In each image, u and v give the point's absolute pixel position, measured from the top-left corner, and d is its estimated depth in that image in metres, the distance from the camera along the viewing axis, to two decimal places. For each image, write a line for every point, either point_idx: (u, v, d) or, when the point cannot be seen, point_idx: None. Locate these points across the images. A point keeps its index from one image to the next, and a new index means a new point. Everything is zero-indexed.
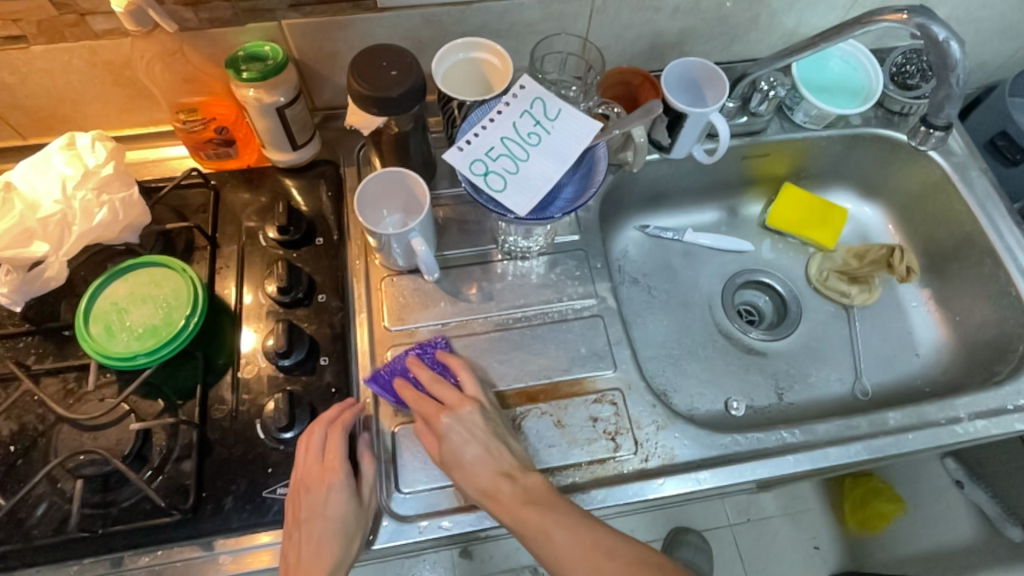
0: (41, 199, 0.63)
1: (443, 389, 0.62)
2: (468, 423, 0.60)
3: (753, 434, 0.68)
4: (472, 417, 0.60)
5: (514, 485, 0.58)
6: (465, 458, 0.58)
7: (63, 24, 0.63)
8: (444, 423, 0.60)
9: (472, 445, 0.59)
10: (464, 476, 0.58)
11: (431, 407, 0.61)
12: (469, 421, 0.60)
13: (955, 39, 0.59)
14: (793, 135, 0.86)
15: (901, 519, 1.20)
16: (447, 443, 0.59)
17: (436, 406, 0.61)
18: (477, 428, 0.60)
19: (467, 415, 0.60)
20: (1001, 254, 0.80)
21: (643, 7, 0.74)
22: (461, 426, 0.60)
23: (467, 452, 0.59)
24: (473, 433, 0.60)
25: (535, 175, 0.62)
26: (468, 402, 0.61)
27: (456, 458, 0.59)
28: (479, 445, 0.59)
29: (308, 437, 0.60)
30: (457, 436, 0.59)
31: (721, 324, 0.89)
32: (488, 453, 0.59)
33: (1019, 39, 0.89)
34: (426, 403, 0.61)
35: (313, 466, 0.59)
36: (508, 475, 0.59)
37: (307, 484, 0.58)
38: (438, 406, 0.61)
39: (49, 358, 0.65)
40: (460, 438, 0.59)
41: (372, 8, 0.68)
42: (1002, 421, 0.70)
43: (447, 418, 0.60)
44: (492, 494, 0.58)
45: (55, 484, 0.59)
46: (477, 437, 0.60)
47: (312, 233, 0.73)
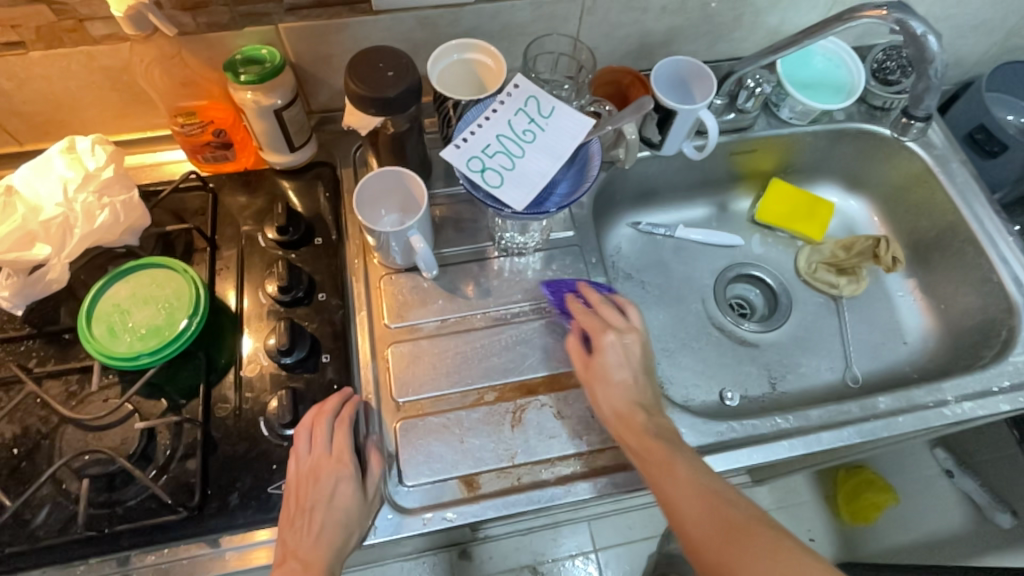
0: (42, 202, 0.64)
1: (609, 313, 0.67)
2: (627, 348, 0.65)
3: (748, 421, 0.70)
4: (634, 346, 0.65)
5: (649, 419, 0.61)
6: (614, 378, 0.63)
7: (61, 29, 0.63)
8: (606, 340, 0.64)
9: (623, 370, 0.64)
10: (604, 391, 0.63)
11: (595, 325, 0.66)
12: (628, 347, 0.65)
13: (932, 33, 0.62)
14: (780, 131, 0.88)
15: (893, 508, 1.22)
16: (602, 358, 0.64)
17: (602, 324, 0.66)
18: (633, 356, 0.65)
19: (631, 341, 0.65)
20: (982, 241, 0.82)
21: (632, 7, 0.76)
22: (620, 350, 0.64)
23: (615, 373, 0.63)
24: (630, 360, 0.64)
25: (531, 171, 0.64)
26: (632, 330, 0.66)
27: (605, 374, 0.64)
28: (629, 372, 0.64)
29: (314, 429, 0.61)
30: (614, 355, 0.64)
31: (714, 316, 0.90)
32: (634, 383, 0.64)
33: (994, 34, 0.92)
34: (590, 320, 0.66)
35: (319, 457, 0.59)
36: (644, 408, 0.62)
37: (315, 474, 0.58)
38: (604, 325, 0.66)
39: (51, 361, 0.65)
40: (616, 358, 0.64)
41: (367, 11, 0.69)
42: (988, 403, 0.72)
43: (610, 337, 0.65)
44: (624, 418, 0.62)
45: (60, 485, 0.59)
46: (631, 364, 0.64)
47: (311, 233, 0.74)
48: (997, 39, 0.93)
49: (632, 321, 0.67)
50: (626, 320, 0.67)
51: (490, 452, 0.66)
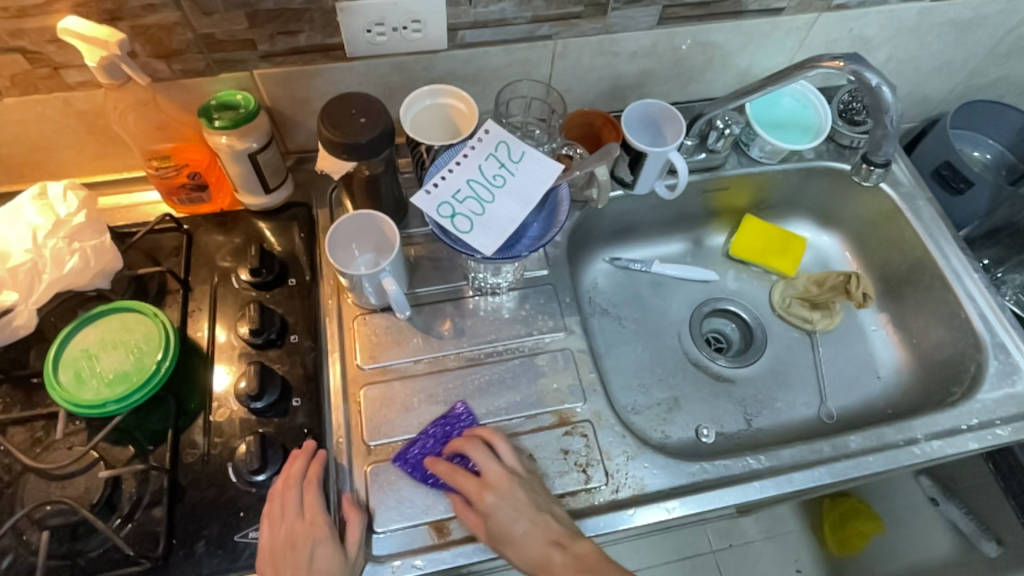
0: (10, 248, 0.64)
1: (482, 464, 0.63)
2: (513, 498, 0.61)
3: (719, 462, 0.70)
4: (516, 493, 0.62)
5: (567, 553, 0.59)
6: (515, 534, 0.60)
7: (37, 76, 0.64)
8: (488, 502, 0.61)
9: (521, 521, 0.60)
10: (515, 551, 0.60)
11: (472, 487, 0.62)
12: (513, 497, 0.61)
13: (886, 83, 0.64)
14: (751, 170, 0.90)
15: (879, 537, 1.19)
16: (492, 523, 0.61)
17: (476, 485, 0.62)
18: (520, 504, 0.61)
19: (511, 489, 0.62)
20: (948, 278, 0.84)
21: (603, 52, 0.78)
22: (503, 506, 0.61)
23: (515, 528, 0.60)
24: (520, 508, 0.61)
25: (501, 216, 0.65)
26: (507, 477, 0.62)
27: (505, 535, 0.60)
28: (527, 519, 0.60)
29: (284, 495, 0.60)
30: (503, 516, 0.60)
31: (690, 352, 0.91)
32: (536, 527, 0.60)
33: (958, 74, 0.95)
34: (467, 484, 0.62)
35: (294, 523, 0.58)
36: (559, 543, 0.60)
37: (292, 540, 0.58)
38: (480, 485, 0.62)
39: (17, 407, 0.64)
40: (507, 512, 0.60)
41: (341, 58, 0.71)
42: (956, 441, 0.72)
43: (490, 497, 0.61)
44: (545, 564, 0.59)
45: (20, 536, 0.58)
46: (523, 512, 0.61)
47: (285, 274, 0.74)
48: (960, 79, 0.96)
49: (504, 463, 0.63)
50: (500, 465, 0.63)
51: None
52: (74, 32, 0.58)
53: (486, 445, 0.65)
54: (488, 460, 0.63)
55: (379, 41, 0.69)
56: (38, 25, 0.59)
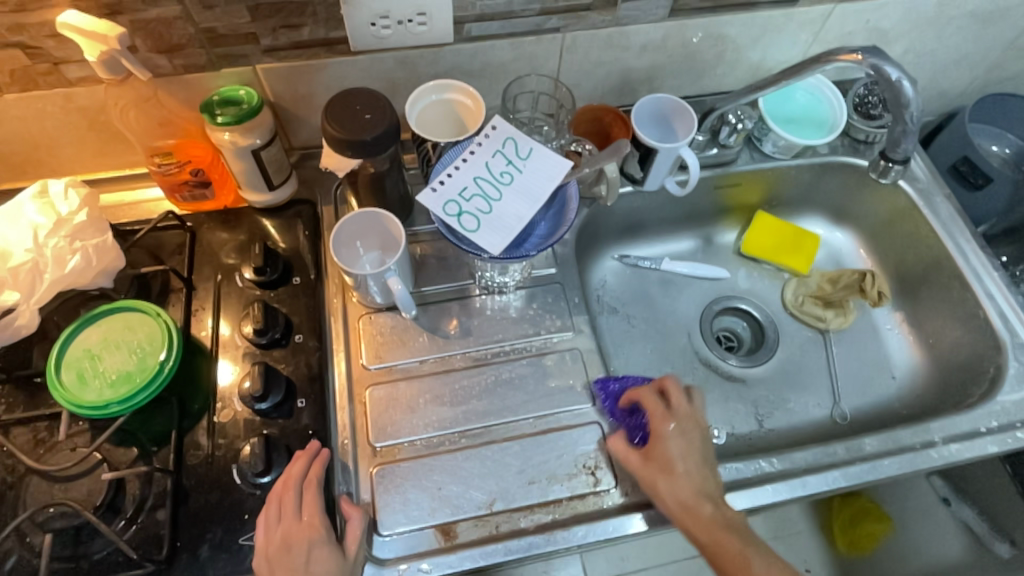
0: (11, 247, 0.63)
1: (676, 399, 0.66)
2: (689, 438, 0.64)
3: (731, 464, 0.68)
4: (694, 436, 0.64)
5: (717, 511, 0.60)
6: (678, 470, 0.62)
7: (37, 72, 0.63)
8: (668, 430, 0.64)
9: (687, 461, 0.63)
10: (668, 484, 0.61)
11: (659, 414, 0.65)
12: (688, 437, 0.64)
13: (907, 77, 0.62)
14: (763, 165, 0.88)
15: (890, 538, 1.13)
16: (663, 450, 0.63)
17: (665, 412, 0.65)
18: (694, 448, 0.64)
19: (691, 430, 0.64)
20: (966, 276, 0.81)
21: (612, 45, 0.76)
22: (679, 440, 0.64)
23: (680, 463, 0.62)
24: (691, 450, 0.63)
25: (509, 214, 0.63)
26: (694, 420, 0.65)
27: (668, 465, 0.62)
28: (692, 461, 0.63)
29: (283, 497, 0.59)
30: (676, 448, 0.63)
31: (701, 351, 0.89)
32: (698, 475, 0.62)
33: (976, 67, 0.92)
34: (656, 409, 0.65)
35: (290, 526, 0.57)
36: (711, 499, 0.61)
37: (288, 543, 0.56)
38: (665, 412, 0.65)
39: (19, 408, 0.64)
40: (680, 448, 0.63)
41: (345, 52, 0.69)
42: (975, 444, 0.71)
43: (671, 427, 0.64)
44: (691, 510, 0.60)
45: (23, 539, 0.58)
46: (692, 455, 0.63)
47: (289, 273, 0.73)
48: (978, 73, 0.94)
49: (694, 409, 0.66)
50: (691, 408, 0.66)
51: (470, 499, 0.64)
52: (72, 26, 0.57)
53: (686, 391, 0.67)
54: (684, 399, 0.66)
55: (384, 34, 0.67)
56: (37, 20, 0.58)
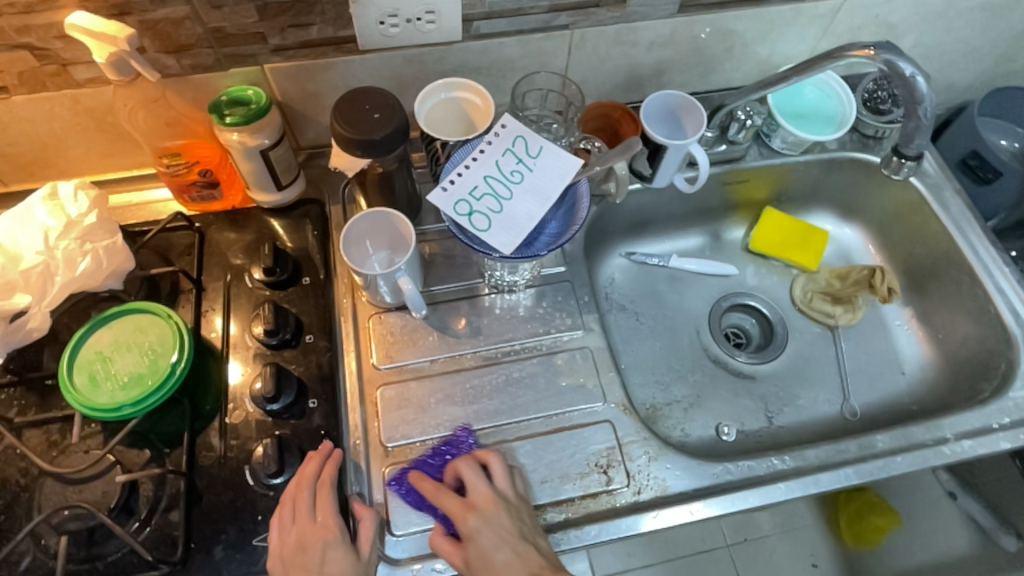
0: (22, 251, 0.63)
1: (467, 483, 0.61)
2: (497, 523, 0.59)
3: (744, 462, 0.69)
4: (500, 518, 0.59)
5: None
6: (496, 562, 0.56)
7: (45, 74, 0.63)
8: (471, 525, 0.59)
9: (503, 550, 0.57)
10: None
11: (456, 507, 0.60)
12: (496, 522, 0.59)
13: (921, 73, 0.62)
14: (771, 161, 0.88)
15: (896, 533, 1.06)
16: (474, 546, 0.58)
17: (460, 505, 0.60)
18: (506, 531, 0.58)
19: (495, 513, 0.59)
20: (977, 271, 0.81)
21: (620, 41, 0.75)
22: (485, 531, 0.58)
23: (495, 556, 0.57)
24: (504, 535, 0.58)
25: (519, 214, 0.63)
26: (492, 499, 0.60)
27: (484, 561, 0.57)
28: (509, 546, 0.57)
29: (297, 497, 0.59)
30: (485, 540, 0.58)
31: (709, 349, 0.89)
32: (518, 558, 0.57)
33: (985, 60, 0.92)
34: (450, 504, 0.60)
35: (305, 526, 0.57)
36: None
37: (303, 544, 0.56)
38: (465, 505, 0.60)
39: (32, 410, 0.64)
40: (489, 538, 0.58)
41: (353, 50, 0.69)
42: (987, 440, 0.71)
43: (474, 520, 0.59)
44: None
45: (38, 541, 0.58)
46: (506, 539, 0.58)
47: (298, 273, 0.73)
48: (987, 66, 0.93)
49: (493, 486, 0.61)
50: (487, 486, 0.61)
51: None
52: (81, 28, 0.56)
53: (477, 464, 0.63)
54: (477, 478, 0.61)
55: (393, 33, 0.67)
56: (45, 21, 0.58)
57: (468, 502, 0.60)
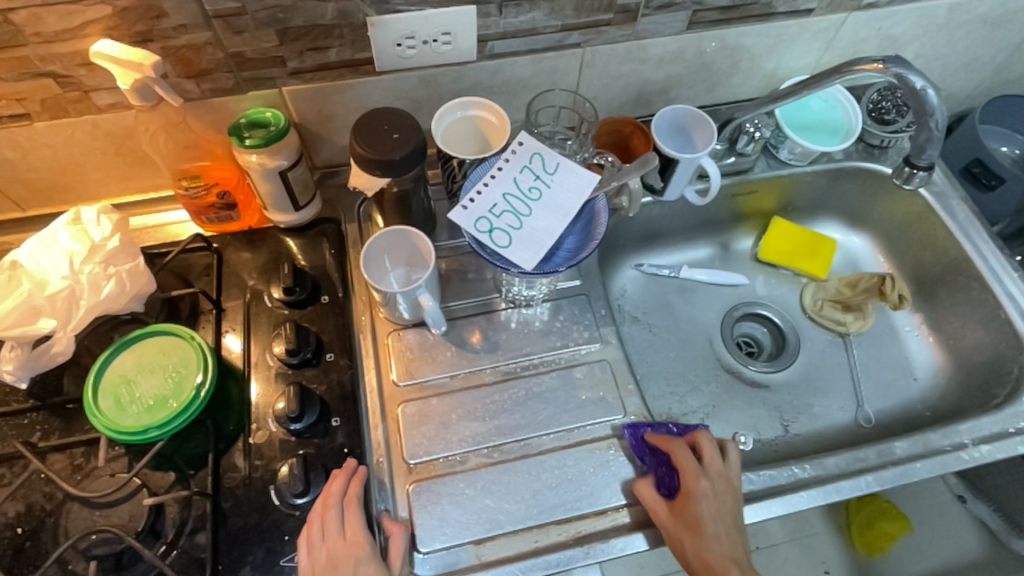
0: (48, 276, 0.64)
1: (707, 453, 0.64)
2: (721, 498, 0.62)
3: (765, 472, 0.69)
4: (725, 497, 0.62)
5: None
6: (707, 529, 0.60)
7: (67, 100, 0.64)
8: (700, 487, 0.62)
9: (717, 523, 0.60)
10: (697, 542, 0.59)
11: (692, 469, 0.63)
12: (720, 497, 0.62)
13: (931, 85, 0.63)
14: (779, 172, 0.89)
15: (906, 539, 1.01)
16: (694, 507, 0.61)
17: (695, 467, 0.63)
18: (723, 510, 0.61)
19: (723, 490, 0.63)
20: (986, 277, 0.82)
21: (630, 58, 0.77)
22: (710, 500, 0.61)
23: (710, 524, 0.60)
24: (722, 512, 0.61)
25: (539, 229, 0.64)
26: (717, 475, 0.63)
27: (697, 524, 0.60)
28: (723, 526, 0.60)
29: (324, 515, 0.59)
30: (706, 507, 0.61)
31: (723, 358, 0.90)
32: (727, 538, 0.60)
33: (984, 70, 0.94)
34: (686, 463, 0.63)
35: (335, 544, 0.57)
36: (738, 566, 0.59)
37: (334, 561, 0.56)
38: (698, 469, 0.63)
39: (55, 434, 0.64)
40: (709, 508, 0.61)
41: (370, 72, 0.70)
42: (1005, 445, 0.72)
43: (703, 485, 0.62)
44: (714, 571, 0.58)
45: (65, 566, 0.58)
46: (723, 516, 0.61)
47: (317, 291, 0.74)
48: (986, 75, 0.95)
49: (729, 467, 0.65)
50: (724, 466, 0.64)
51: (506, 514, 0.65)
52: (106, 55, 0.57)
53: (718, 446, 0.66)
54: (716, 454, 0.65)
55: (409, 54, 0.68)
56: (69, 50, 0.59)
57: (701, 468, 0.63)
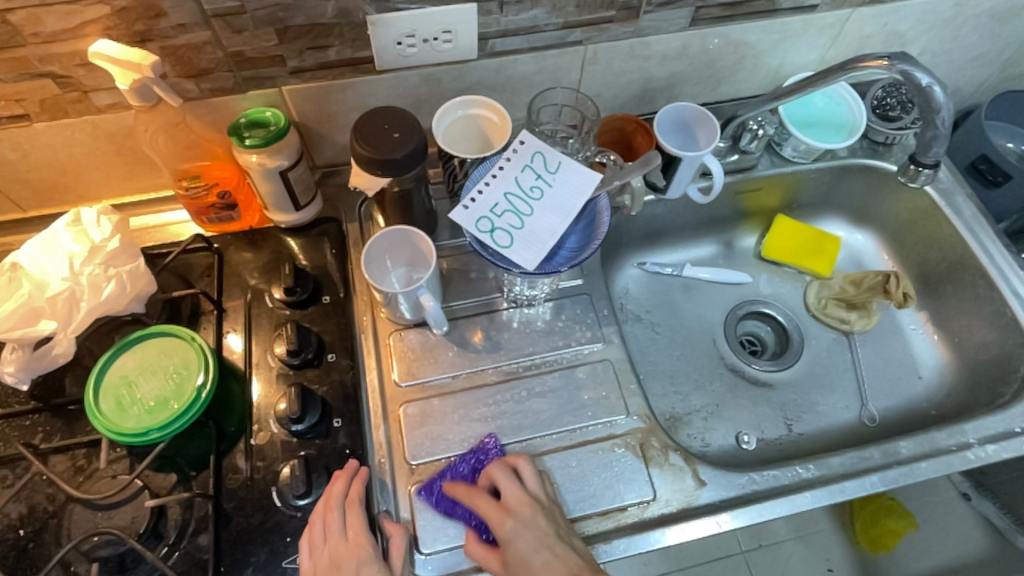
0: (48, 277, 0.64)
1: (501, 486, 0.62)
2: (535, 526, 0.59)
3: (769, 472, 0.69)
4: (536, 521, 0.59)
5: None
6: (535, 564, 0.57)
7: (67, 101, 0.64)
8: (508, 529, 0.59)
9: (541, 552, 0.57)
10: None
11: (492, 512, 0.60)
12: (534, 525, 0.59)
13: (937, 83, 0.63)
14: (783, 170, 0.88)
15: (912, 536, 1.01)
16: (513, 550, 0.58)
17: (496, 509, 0.60)
18: (541, 532, 0.59)
19: (534, 515, 0.60)
20: (992, 274, 0.82)
21: (633, 55, 0.76)
22: (524, 533, 0.58)
23: (534, 557, 0.57)
24: (541, 537, 0.58)
25: (541, 229, 0.64)
26: (526, 502, 0.60)
27: (523, 564, 0.57)
28: (548, 549, 0.57)
29: (326, 517, 0.59)
30: (524, 543, 0.58)
31: (725, 357, 0.89)
32: (556, 557, 0.57)
33: (992, 65, 0.93)
34: (486, 508, 0.60)
35: (338, 545, 0.57)
36: None
37: (336, 562, 0.56)
38: (501, 509, 0.60)
39: (57, 436, 0.64)
40: (526, 540, 0.58)
41: (371, 71, 0.69)
42: (1012, 444, 0.72)
43: (511, 523, 0.59)
44: None
45: (68, 568, 0.58)
46: (544, 541, 0.58)
47: (319, 292, 0.73)
48: (993, 70, 0.94)
49: (526, 487, 0.62)
50: (521, 489, 0.62)
51: None
52: (105, 56, 0.57)
53: (510, 467, 0.63)
54: (508, 481, 0.62)
55: (410, 53, 0.67)
56: (68, 50, 0.59)
57: (503, 507, 0.60)
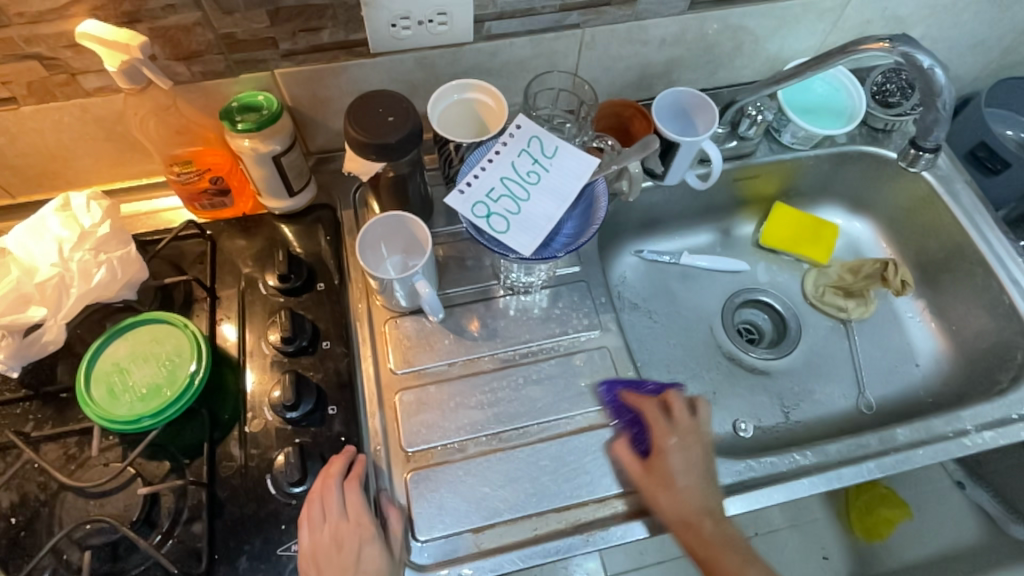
0: (37, 263, 0.63)
1: (676, 412, 0.66)
2: (692, 451, 0.64)
3: (767, 459, 0.69)
4: (694, 451, 0.64)
5: (715, 526, 0.61)
6: (679, 484, 0.62)
7: (54, 84, 0.62)
8: (669, 444, 0.64)
9: (687, 477, 0.63)
10: (668, 497, 0.62)
11: (661, 427, 0.65)
12: (691, 452, 0.64)
13: (939, 65, 0.62)
14: (782, 156, 0.88)
15: (906, 524, 1.01)
16: (665, 463, 0.63)
17: (665, 427, 0.65)
18: (693, 462, 0.64)
19: (693, 443, 0.64)
20: (991, 263, 0.81)
21: (631, 40, 0.75)
22: (680, 454, 0.64)
23: (681, 478, 0.63)
24: (692, 465, 0.64)
25: (538, 214, 0.63)
26: (692, 430, 0.65)
27: (669, 479, 0.63)
28: (694, 477, 0.63)
29: (325, 496, 0.58)
30: (677, 463, 0.63)
31: (724, 344, 0.89)
32: (698, 490, 0.63)
33: (991, 52, 0.92)
34: (657, 422, 0.65)
35: (338, 524, 0.57)
36: (711, 514, 0.62)
37: (338, 540, 0.56)
38: (668, 427, 0.65)
39: (48, 424, 0.63)
40: (682, 462, 0.63)
41: (364, 54, 0.68)
42: (1008, 431, 0.72)
43: (673, 441, 0.64)
44: (690, 525, 0.61)
45: (61, 556, 0.57)
46: (692, 469, 0.63)
47: (313, 279, 0.72)
48: (992, 57, 0.94)
49: (698, 421, 0.66)
50: (692, 420, 0.66)
51: (505, 502, 0.64)
52: (92, 36, 0.56)
53: (690, 403, 0.67)
54: (686, 412, 0.66)
55: (404, 35, 0.66)
56: (54, 31, 0.57)
57: (671, 428, 0.65)
